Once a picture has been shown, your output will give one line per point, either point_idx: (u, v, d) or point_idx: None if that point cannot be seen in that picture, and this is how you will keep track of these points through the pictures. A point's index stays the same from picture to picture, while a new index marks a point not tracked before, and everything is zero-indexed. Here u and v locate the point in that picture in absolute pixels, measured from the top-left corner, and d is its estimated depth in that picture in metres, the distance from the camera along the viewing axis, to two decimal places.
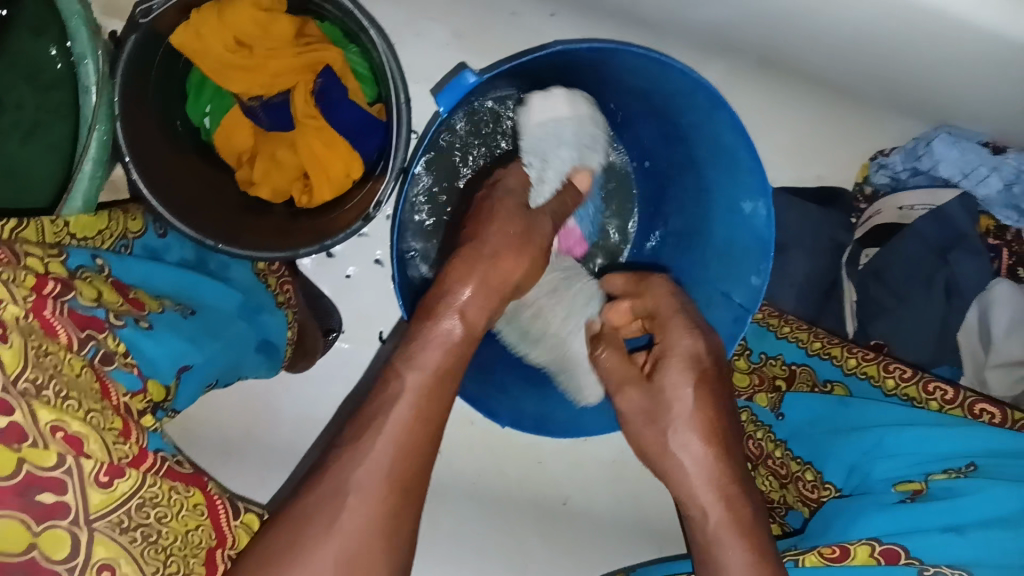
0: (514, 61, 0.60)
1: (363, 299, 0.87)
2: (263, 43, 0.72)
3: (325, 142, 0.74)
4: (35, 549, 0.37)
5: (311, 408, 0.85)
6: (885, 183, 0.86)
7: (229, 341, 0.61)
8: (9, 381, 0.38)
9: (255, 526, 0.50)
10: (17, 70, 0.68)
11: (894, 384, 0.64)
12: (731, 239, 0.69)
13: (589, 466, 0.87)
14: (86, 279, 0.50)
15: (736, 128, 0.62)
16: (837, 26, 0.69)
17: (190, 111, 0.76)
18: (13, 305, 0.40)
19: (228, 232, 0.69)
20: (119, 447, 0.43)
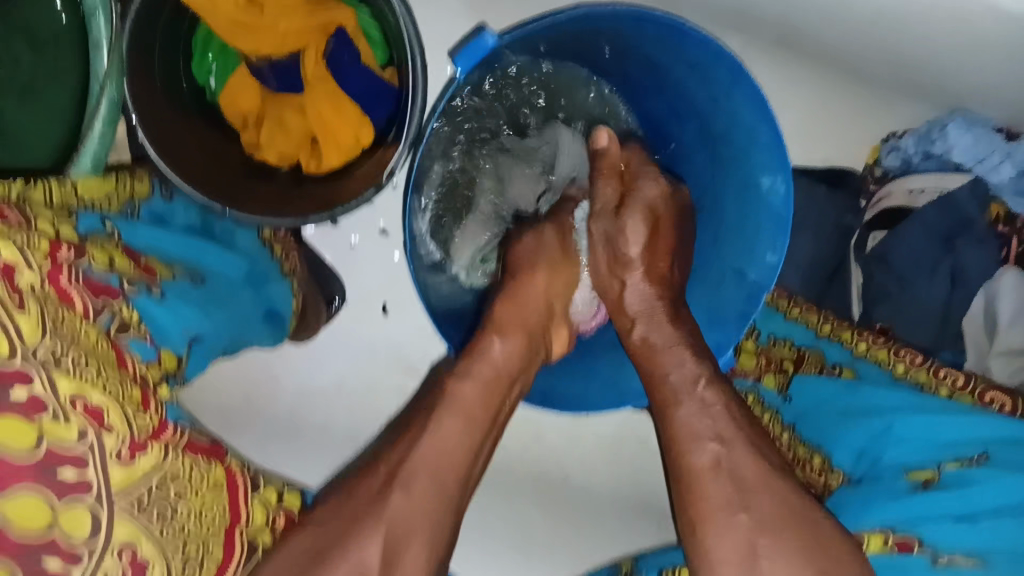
0: (532, 22, 0.58)
1: (368, 270, 0.85)
2: (274, 3, 0.70)
3: (335, 107, 0.72)
4: (54, 530, 0.36)
5: (312, 378, 0.84)
6: (897, 165, 0.84)
7: (238, 310, 0.60)
8: (25, 352, 0.37)
9: (274, 500, 0.50)
10: (14, 25, 0.66)
11: (904, 368, 0.65)
12: (745, 217, 0.68)
13: (591, 445, 0.85)
14: (97, 244, 0.48)
15: (757, 103, 0.62)
16: (864, 4, 0.67)
17: (195, 71, 0.74)
18: (27, 272, 0.39)
19: (232, 198, 0.67)
20: (141, 417, 0.42)
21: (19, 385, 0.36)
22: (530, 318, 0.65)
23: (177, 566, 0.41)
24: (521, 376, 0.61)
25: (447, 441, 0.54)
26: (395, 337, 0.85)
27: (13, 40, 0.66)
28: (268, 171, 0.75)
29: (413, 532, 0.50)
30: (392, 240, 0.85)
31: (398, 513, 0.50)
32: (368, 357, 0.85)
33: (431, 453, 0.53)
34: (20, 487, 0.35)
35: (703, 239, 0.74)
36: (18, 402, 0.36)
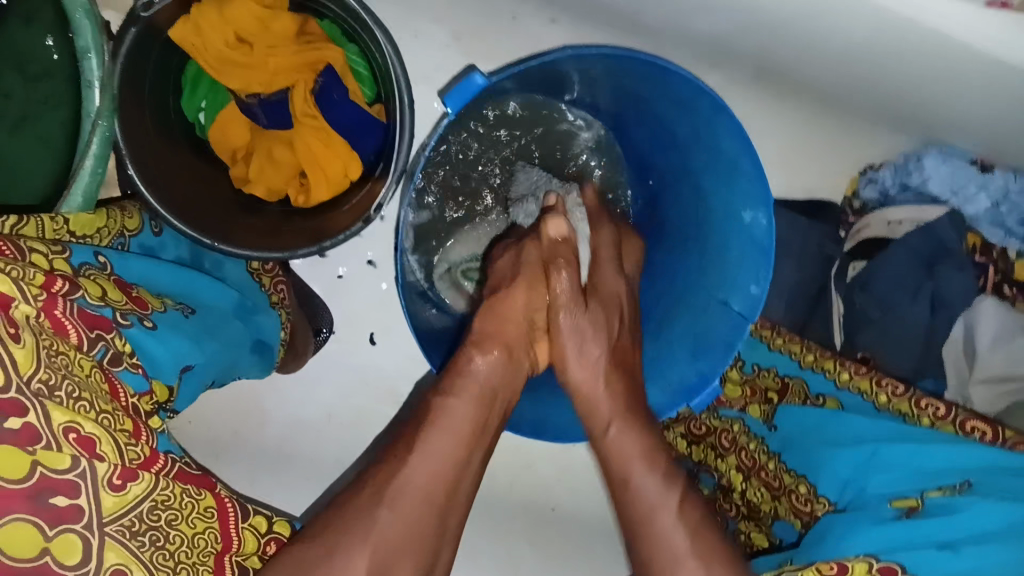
0: (522, 62, 0.60)
1: (356, 301, 0.86)
2: (263, 40, 0.71)
3: (324, 142, 0.73)
4: (46, 555, 0.37)
5: (300, 410, 0.84)
6: (875, 197, 0.87)
7: (228, 341, 0.61)
8: (21, 382, 0.36)
9: (264, 529, 0.49)
10: (10, 61, 0.68)
11: (886, 399, 0.65)
12: (727, 248, 0.69)
13: (580, 472, 0.86)
14: (90, 277, 0.49)
15: (739, 139, 0.63)
16: (839, 43, 0.69)
17: (185, 106, 0.75)
18: (24, 304, 0.40)
19: (220, 231, 0.68)
20: (131, 448, 0.42)
21: (14, 416, 0.36)
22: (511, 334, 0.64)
23: None
24: (505, 394, 0.62)
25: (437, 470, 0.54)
26: (383, 367, 0.86)
27: (7, 73, 0.68)
28: (257, 204, 0.76)
29: (393, 558, 0.48)
30: (381, 271, 0.85)
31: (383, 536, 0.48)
32: (356, 386, 0.86)
33: (422, 475, 0.52)
34: (14, 515, 0.36)
35: (688, 267, 0.75)
36: (14, 430, 0.36)
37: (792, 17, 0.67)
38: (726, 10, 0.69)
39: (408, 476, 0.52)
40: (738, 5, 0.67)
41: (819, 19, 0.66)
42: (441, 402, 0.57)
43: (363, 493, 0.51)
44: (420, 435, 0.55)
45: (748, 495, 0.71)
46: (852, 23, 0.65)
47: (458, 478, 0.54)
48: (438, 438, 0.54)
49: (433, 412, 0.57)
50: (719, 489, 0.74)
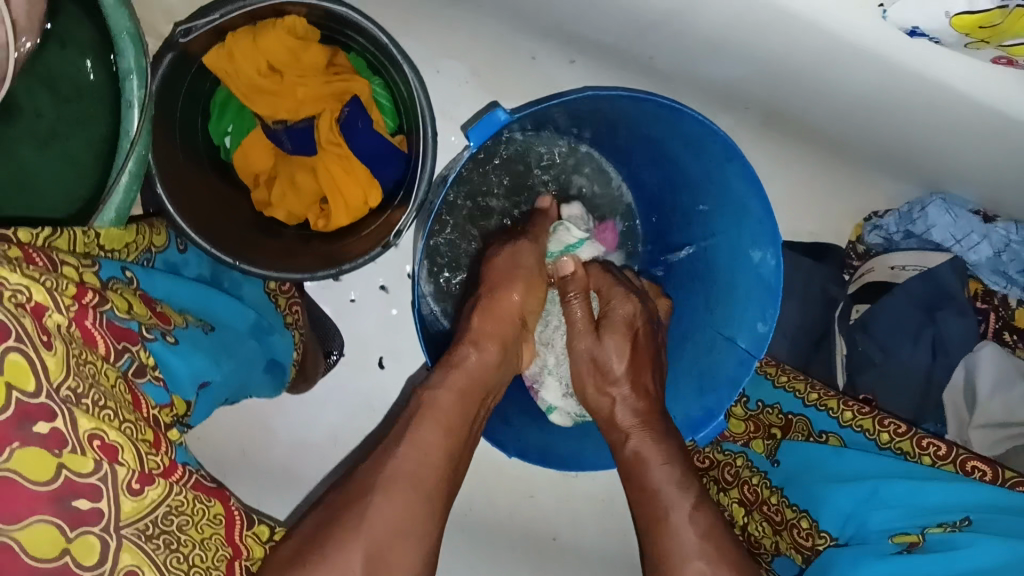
0: (545, 100, 0.62)
1: (365, 325, 0.87)
2: (293, 70, 0.72)
3: (346, 169, 0.75)
4: (66, 555, 0.37)
5: (309, 432, 0.85)
6: (879, 242, 0.89)
7: (243, 359, 0.62)
8: (51, 389, 0.37)
9: (267, 537, 0.51)
10: (38, 79, 0.70)
11: (888, 439, 0.66)
12: (735, 284, 0.71)
13: (580, 504, 0.89)
14: (118, 290, 0.50)
15: (748, 180, 0.65)
16: (846, 91, 0.71)
17: (210, 129, 0.76)
18: (56, 313, 0.41)
19: (238, 253, 0.70)
20: (152, 457, 0.43)
21: (43, 420, 0.37)
22: (507, 330, 0.66)
23: None
24: (494, 385, 0.64)
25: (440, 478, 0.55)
26: (388, 390, 0.87)
27: (38, 91, 0.70)
28: (276, 228, 0.77)
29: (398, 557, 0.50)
30: (392, 297, 0.87)
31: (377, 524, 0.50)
32: (362, 409, 0.87)
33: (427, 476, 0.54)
34: (38, 516, 0.36)
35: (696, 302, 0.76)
36: (41, 434, 0.37)
37: (801, 64, 0.69)
38: (736, 55, 0.71)
39: (398, 470, 0.53)
40: (748, 52, 0.69)
41: (826, 66, 0.67)
42: (429, 399, 0.59)
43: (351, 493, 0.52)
44: (421, 440, 0.56)
45: (749, 529, 0.71)
46: (859, 71, 0.67)
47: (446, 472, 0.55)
48: (427, 437, 0.56)
49: (424, 412, 0.58)
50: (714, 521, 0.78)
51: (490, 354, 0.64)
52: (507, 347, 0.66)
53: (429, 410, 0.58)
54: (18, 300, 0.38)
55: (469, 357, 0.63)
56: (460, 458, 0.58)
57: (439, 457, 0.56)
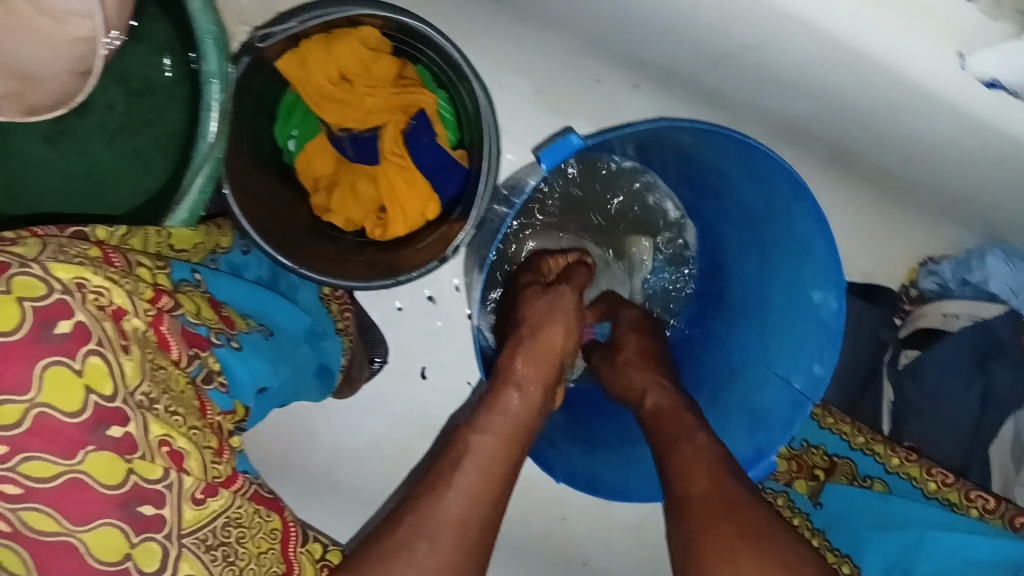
0: (615, 129, 0.61)
1: (411, 334, 0.88)
2: (364, 80, 0.73)
3: (408, 181, 0.75)
4: (128, 561, 0.37)
5: (350, 437, 0.86)
6: (933, 288, 0.87)
7: (297, 365, 0.62)
8: (127, 393, 0.37)
9: (319, 556, 0.50)
10: (113, 74, 0.71)
11: (936, 487, 0.65)
12: (793, 324, 0.71)
13: (614, 531, 0.89)
14: (187, 293, 0.50)
15: (816, 221, 0.64)
16: (918, 137, 0.70)
17: (276, 133, 0.77)
18: (134, 317, 0.40)
19: (298, 258, 0.71)
20: (215, 466, 0.43)
21: (117, 424, 0.36)
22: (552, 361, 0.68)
23: None
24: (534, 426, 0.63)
25: (472, 496, 0.54)
26: (430, 401, 0.88)
27: (111, 85, 0.71)
28: (334, 233, 0.78)
29: None
30: (439, 309, 0.88)
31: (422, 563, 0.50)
32: (403, 419, 0.87)
33: (457, 507, 0.53)
34: (104, 520, 0.36)
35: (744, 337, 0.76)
36: (114, 438, 0.36)
37: (872, 107, 0.68)
38: (807, 91, 0.70)
39: (445, 513, 0.52)
40: (820, 90, 0.69)
41: (899, 110, 0.67)
42: (473, 441, 0.59)
43: (403, 524, 0.52)
44: (461, 477, 0.55)
45: None
46: (934, 119, 0.66)
47: (482, 510, 0.54)
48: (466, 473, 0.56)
49: (466, 451, 0.58)
50: None
51: (531, 397, 0.64)
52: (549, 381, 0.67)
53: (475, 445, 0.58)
54: (99, 302, 0.38)
55: (512, 400, 0.63)
56: (509, 481, 0.58)
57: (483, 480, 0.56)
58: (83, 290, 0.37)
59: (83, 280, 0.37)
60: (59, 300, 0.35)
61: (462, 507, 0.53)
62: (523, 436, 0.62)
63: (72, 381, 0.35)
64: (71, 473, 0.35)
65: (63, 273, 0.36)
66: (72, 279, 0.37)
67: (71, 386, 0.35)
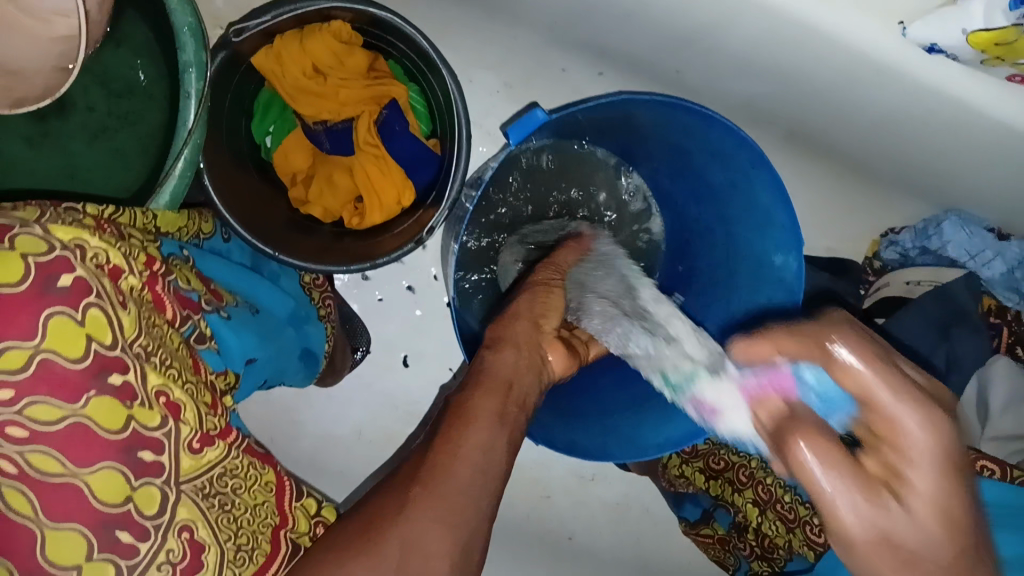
0: (576, 105, 0.64)
1: (390, 323, 0.90)
2: (338, 73, 0.76)
3: (383, 170, 0.78)
4: (130, 503, 0.39)
5: (334, 425, 0.89)
6: (895, 258, 0.90)
7: (282, 345, 0.65)
8: (125, 344, 0.40)
9: (313, 510, 0.53)
10: (94, 76, 0.74)
11: None
12: (756, 291, 0.74)
13: (595, 508, 0.91)
14: (177, 266, 0.52)
15: (774, 187, 0.67)
16: (868, 108, 0.73)
17: (253, 130, 0.80)
18: (130, 277, 0.43)
19: (277, 246, 0.73)
20: (210, 418, 0.46)
21: (116, 372, 0.39)
22: (520, 332, 0.66)
23: (231, 553, 0.44)
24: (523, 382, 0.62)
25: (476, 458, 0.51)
26: (413, 387, 0.90)
27: (91, 87, 0.74)
28: (312, 225, 0.80)
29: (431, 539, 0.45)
30: (418, 297, 0.90)
31: (419, 512, 0.46)
32: (387, 407, 0.90)
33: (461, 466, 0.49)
34: (106, 463, 0.39)
35: (714, 309, 0.79)
36: (114, 386, 0.39)
37: (822, 80, 0.71)
38: (761, 69, 0.73)
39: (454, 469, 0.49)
40: (773, 66, 0.72)
41: (848, 82, 0.70)
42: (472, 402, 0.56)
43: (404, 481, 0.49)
44: (465, 434, 0.52)
45: (763, 529, 0.75)
46: (880, 88, 0.69)
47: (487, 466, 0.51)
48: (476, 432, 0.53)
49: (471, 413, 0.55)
50: (735, 528, 0.79)
51: (510, 357, 0.63)
52: (524, 348, 0.65)
53: (470, 411, 0.55)
54: (98, 261, 0.41)
55: (491, 360, 0.62)
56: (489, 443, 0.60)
57: (484, 445, 0.52)
58: (82, 250, 0.40)
59: (82, 241, 0.40)
60: (61, 257, 0.38)
61: (469, 466, 0.50)
62: (515, 391, 0.60)
63: (75, 330, 0.38)
64: (75, 417, 0.38)
65: (62, 233, 0.39)
66: (71, 239, 0.40)
67: (74, 334, 0.38)
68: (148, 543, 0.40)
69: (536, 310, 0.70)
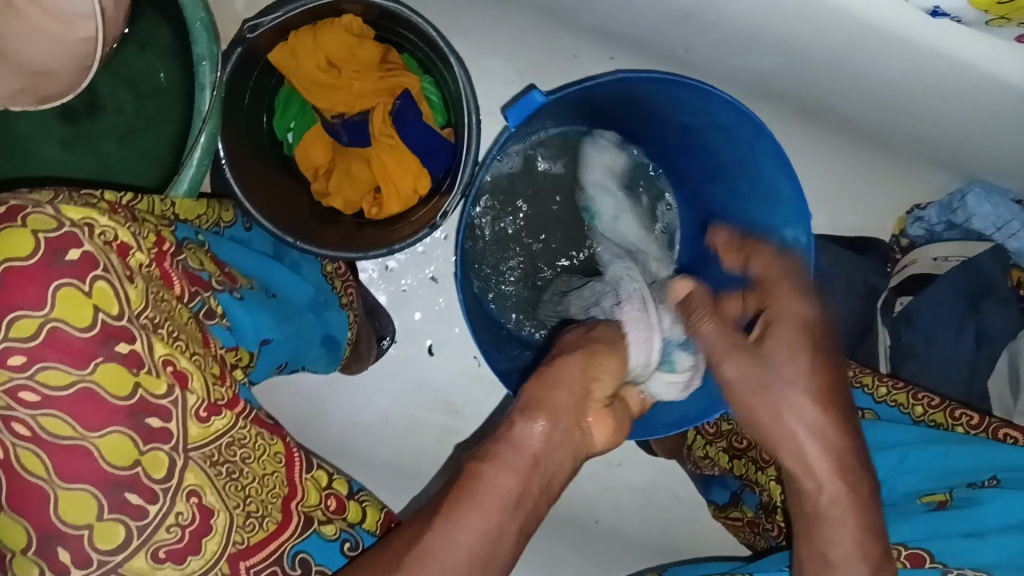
0: (579, 83, 0.65)
1: (415, 313, 0.92)
2: (351, 66, 0.78)
3: (398, 159, 0.80)
4: (138, 467, 0.42)
5: (361, 413, 0.91)
6: (921, 235, 0.88)
7: (302, 327, 0.66)
8: (131, 315, 0.42)
9: (325, 483, 0.53)
10: (122, 78, 0.77)
11: (922, 410, 0.67)
12: None
13: (622, 494, 0.91)
14: (191, 249, 0.55)
15: (776, 158, 0.67)
16: (876, 79, 0.73)
17: (275, 125, 0.82)
18: (138, 253, 0.45)
19: (299, 233, 0.75)
20: (218, 389, 0.47)
21: (124, 341, 0.41)
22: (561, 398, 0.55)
23: (239, 519, 0.46)
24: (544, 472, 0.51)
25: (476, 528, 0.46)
26: (438, 375, 0.92)
27: (120, 89, 0.77)
28: (334, 216, 0.82)
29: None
30: (441, 287, 0.91)
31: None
32: (413, 394, 0.91)
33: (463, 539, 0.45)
34: (114, 427, 0.41)
35: None
36: (122, 354, 0.41)
37: (831, 52, 0.71)
38: (768, 44, 0.73)
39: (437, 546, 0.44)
40: (779, 40, 0.72)
41: (856, 52, 0.70)
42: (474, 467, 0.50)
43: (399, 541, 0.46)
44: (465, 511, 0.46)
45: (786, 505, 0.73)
46: (890, 56, 0.69)
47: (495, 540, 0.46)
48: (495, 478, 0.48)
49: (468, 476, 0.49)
50: (762, 509, 0.76)
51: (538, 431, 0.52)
52: (561, 418, 0.53)
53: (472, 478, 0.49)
54: (106, 238, 0.43)
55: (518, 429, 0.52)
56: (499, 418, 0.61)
57: (483, 525, 0.46)
58: (90, 227, 0.42)
59: (91, 220, 0.42)
60: (69, 233, 0.40)
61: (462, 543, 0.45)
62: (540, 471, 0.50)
63: (83, 301, 0.40)
64: (83, 382, 0.40)
65: (72, 213, 0.41)
66: (80, 218, 0.42)
67: (82, 304, 0.40)
68: (156, 506, 0.42)
69: (592, 371, 0.58)
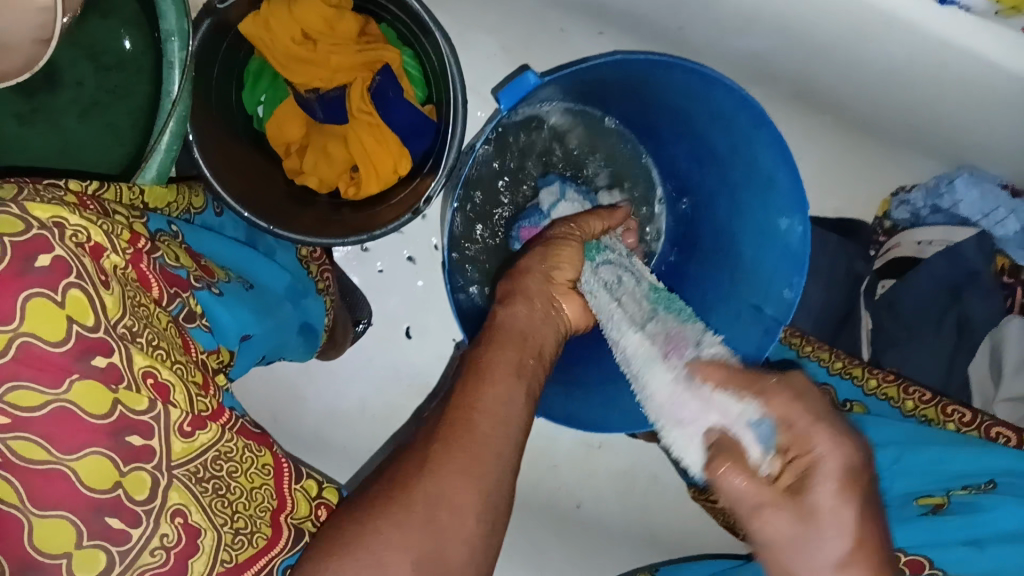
0: (572, 67, 0.62)
1: (392, 295, 0.88)
2: (327, 40, 0.74)
3: (377, 138, 0.76)
4: (120, 488, 0.38)
5: (336, 401, 0.88)
6: (906, 218, 0.87)
7: (281, 319, 0.63)
8: (108, 325, 0.39)
9: (315, 493, 0.51)
10: (81, 48, 0.72)
11: (914, 405, 0.68)
12: (762, 258, 0.71)
13: (602, 478, 0.91)
14: (165, 242, 0.51)
15: (776, 147, 0.65)
16: (875, 64, 0.71)
17: (245, 98, 0.78)
18: (113, 255, 0.42)
19: (275, 217, 0.71)
20: (201, 400, 0.45)
21: (101, 354, 0.38)
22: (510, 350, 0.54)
23: (228, 537, 0.43)
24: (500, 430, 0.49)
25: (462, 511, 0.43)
26: (417, 360, 0.89)
27: (79, 60, 0.72)
28: (309, 196, 0.78)
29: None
30: (418, 268, 0.88)
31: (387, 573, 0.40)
32: (391, 379, 0.89)
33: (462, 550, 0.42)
34: (93, 448, 0.38)
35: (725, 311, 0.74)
36: (99, 368, 0.38)
37: (834, 35, 0.69)
38: (766, 25, 0.71)
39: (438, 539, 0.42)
40: (778, 21, 0.69)
41: (863, 38, 0.68)
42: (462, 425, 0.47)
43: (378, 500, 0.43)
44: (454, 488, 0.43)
45: None
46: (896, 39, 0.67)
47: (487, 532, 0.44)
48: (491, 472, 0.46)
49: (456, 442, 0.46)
50: None
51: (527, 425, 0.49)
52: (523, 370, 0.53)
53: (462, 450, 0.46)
54: (78, 239, 0.40)
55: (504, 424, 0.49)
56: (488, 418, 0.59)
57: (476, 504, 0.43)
58: (62, 229, 0.39)
59: (61, 219, 0.39)
60: (38, 235, 0.37)
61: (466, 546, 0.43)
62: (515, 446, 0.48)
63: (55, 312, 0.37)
64: (58, 401, 0.37)
65: (40, 212, 0.38)
66: (50, 218, 0.38)
67: (54, 316, 0.37)
68: (139, 529, 0.39)
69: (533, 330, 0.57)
